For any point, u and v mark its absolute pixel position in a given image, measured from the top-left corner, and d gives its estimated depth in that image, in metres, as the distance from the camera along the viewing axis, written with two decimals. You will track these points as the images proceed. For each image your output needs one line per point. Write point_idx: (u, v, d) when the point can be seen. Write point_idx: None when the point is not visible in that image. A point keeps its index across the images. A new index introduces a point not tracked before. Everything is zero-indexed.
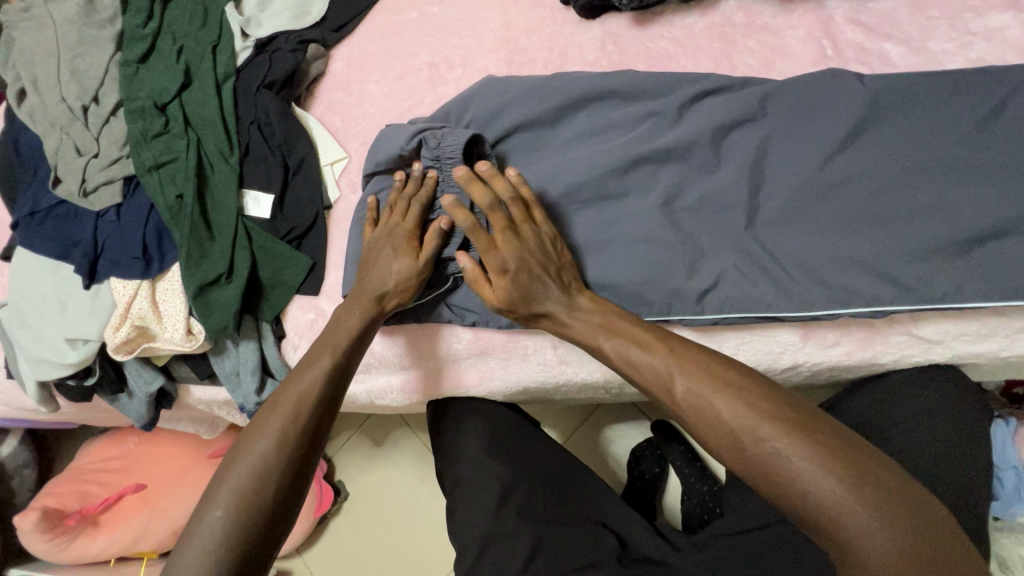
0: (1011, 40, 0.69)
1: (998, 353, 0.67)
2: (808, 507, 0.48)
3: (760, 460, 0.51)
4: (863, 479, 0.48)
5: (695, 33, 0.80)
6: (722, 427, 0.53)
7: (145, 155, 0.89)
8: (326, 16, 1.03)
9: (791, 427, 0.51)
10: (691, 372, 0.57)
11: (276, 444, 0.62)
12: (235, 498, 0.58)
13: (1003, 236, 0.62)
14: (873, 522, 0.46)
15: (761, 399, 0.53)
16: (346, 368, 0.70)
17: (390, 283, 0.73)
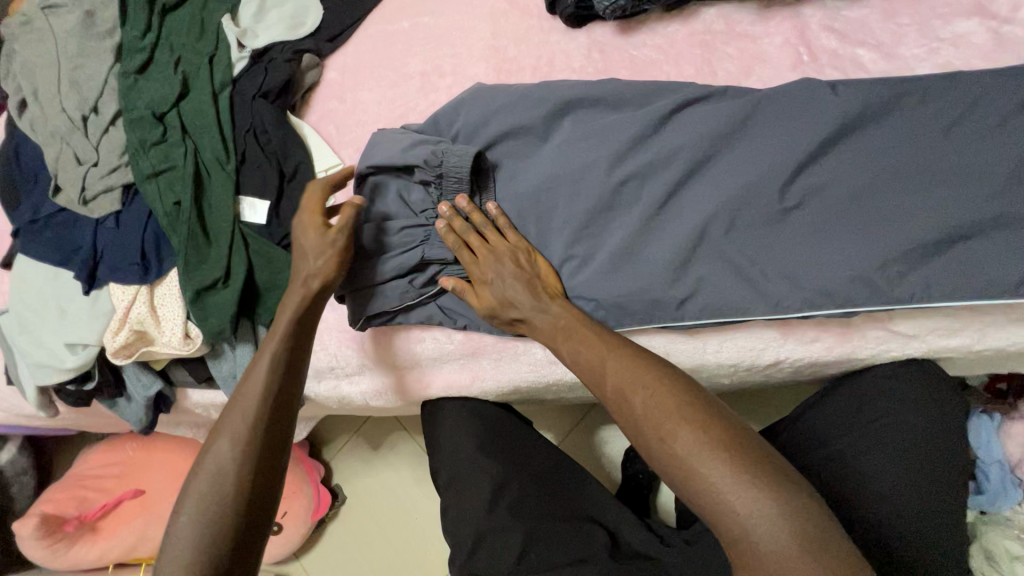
0: (977, 46, 0.72)
1: (969, 348, 0.69)
2: (704, 501, 0.53)
3: (661, 454, 0.56)
4: (747, 477, 0.52)
5: (677, 41, 0.83)
6: (634, 422, 0.59)
7: (143, 163, 0.91)
8: (320, 27, 1.06)
9: (696, 425, 0.55)
10: (618, 370, 0.62)
11: (231, 445, 0.64)
12: (210, 502, 0.61)
13: (970, 235, 0.64)
14: (749, 521, 0.50)
15: (673, 395, 0.58)
16: (294, 356, 0.71)
17: (311, 260, 0.73)
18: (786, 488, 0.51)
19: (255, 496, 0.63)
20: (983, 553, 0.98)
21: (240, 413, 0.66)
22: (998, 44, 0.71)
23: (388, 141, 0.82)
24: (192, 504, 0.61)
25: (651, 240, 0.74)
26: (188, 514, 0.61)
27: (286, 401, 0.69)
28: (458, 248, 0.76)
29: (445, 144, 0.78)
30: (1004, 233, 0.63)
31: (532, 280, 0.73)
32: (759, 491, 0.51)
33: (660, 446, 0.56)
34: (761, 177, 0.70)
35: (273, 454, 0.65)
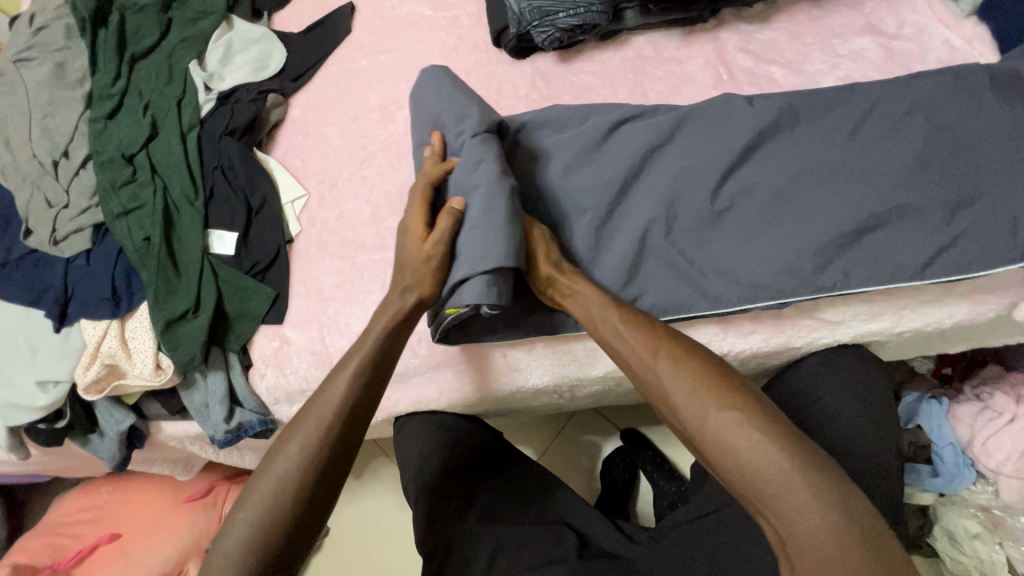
0: (871, 60, 0.80)
1: (892, 330, 0.75)
2: (748, 481, 0.56)
3: (717, 433, 0.58)
4: (809, 464, 0.54)
5: (612, 66, 0.90)
6: (691, 404, 0.60)
7: (113, 203, 0.95)
8: (284, 68, 1.12)
9: (746, 412, 0.58)
10: (672, 356, 0.64)
11: (303, 450, 0.64)
12: (266, 508, 0.62)
13: (880, 227, 0.70)
14: (813, 504, 0.52)
15: (731, 382, 0.60)
16: (371, 385, 0.70)
17: (409, 277, 0.73)
18: (830, 470, 0.54)
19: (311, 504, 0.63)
20: (945, 534, 1.04)
21: (302, 438, 0.65)
22: (888, 57, 0.80)
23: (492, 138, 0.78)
24: (241, 516, 0.62)
25: (597, 248, 0.78)
26: (241, 517, 0.62)
27: (355, 433, 0.68)
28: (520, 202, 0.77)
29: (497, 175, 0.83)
30: (907, 222, 0.70)
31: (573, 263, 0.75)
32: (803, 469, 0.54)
33: (702, 429, 0.59)
34: (691, 185, 0.77)
35: (335, 469, 0.65)
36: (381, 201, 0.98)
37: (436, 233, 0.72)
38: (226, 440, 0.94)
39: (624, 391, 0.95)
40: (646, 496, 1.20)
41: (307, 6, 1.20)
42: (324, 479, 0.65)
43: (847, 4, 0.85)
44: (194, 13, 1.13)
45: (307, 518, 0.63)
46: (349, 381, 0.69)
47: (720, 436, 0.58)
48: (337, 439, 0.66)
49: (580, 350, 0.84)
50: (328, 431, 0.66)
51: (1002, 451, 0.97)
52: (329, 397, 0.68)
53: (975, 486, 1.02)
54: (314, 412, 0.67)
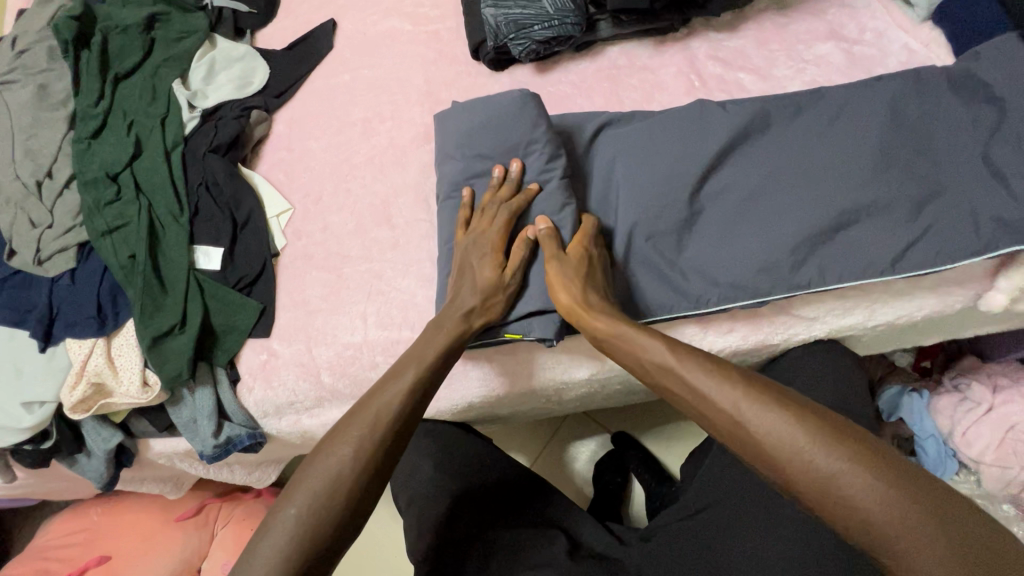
0: (835, 65, 0.84)
1: (865, 324, 0.77)
2: (856, 523, 0.51)
3: (824, 490, 0.52)
4: (934, 512, 0.49)
5: (588, 75, 0.92)
6: (787, 458, 0.54)
7: (97, 222, 0.95)
8: (267, 85, 1.14)
9: (853, 459, 0.52)
10: (755, 402, 0.57)
11: (353, 454, 0.64)
12: (310, 510, 0.61)
13: (852, 224, 0.72)
14: (949, 560, 0.47)
15: (828, 429, 0.54)
16: (421, 403, 0.70)
17: (477, 300, 0.74)
18: (946, 503, 0.50)
19: (354, 511, 0.63)
20: None
21: (357, 442, 0.65)
22: (851, 61, 0.83)
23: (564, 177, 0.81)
24: (286, 524, 0.60)
25: None
26: (286, 516, 0.61)
27: (401, 441, 0.68)
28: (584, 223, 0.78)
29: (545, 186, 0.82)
30: (878, 218, 0.71)
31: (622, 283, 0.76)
32: (920, 508, 0.49)
33: (811, 485, 0.53)
34: (668, 186, 0.77)
35: (379, 476, 0.65)
36: (365, 213, 0.99)
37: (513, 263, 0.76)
38: (215, 454, 0.94)
39: (610, 393, 0.96)
40: (639, 498, 1.21)
41: (290, 24, 1.23)
42: (370, 488, 0.64)
43: (810, 11, 0.89)
44: (177, 33, 1.14)
45: (344, 531, 0.62)
46: (404, 392, 0.69)
47: (820, 475, 0.52)
48: (384, 454, 0.65)
49: (563, 355, 0.85)
50: (381, 438, 0.66)
51: (981, 441, 0.99)
52: (386, 401, 0.68)
53: (958, 476, 1.04)
54: (366, 421, 0.66)
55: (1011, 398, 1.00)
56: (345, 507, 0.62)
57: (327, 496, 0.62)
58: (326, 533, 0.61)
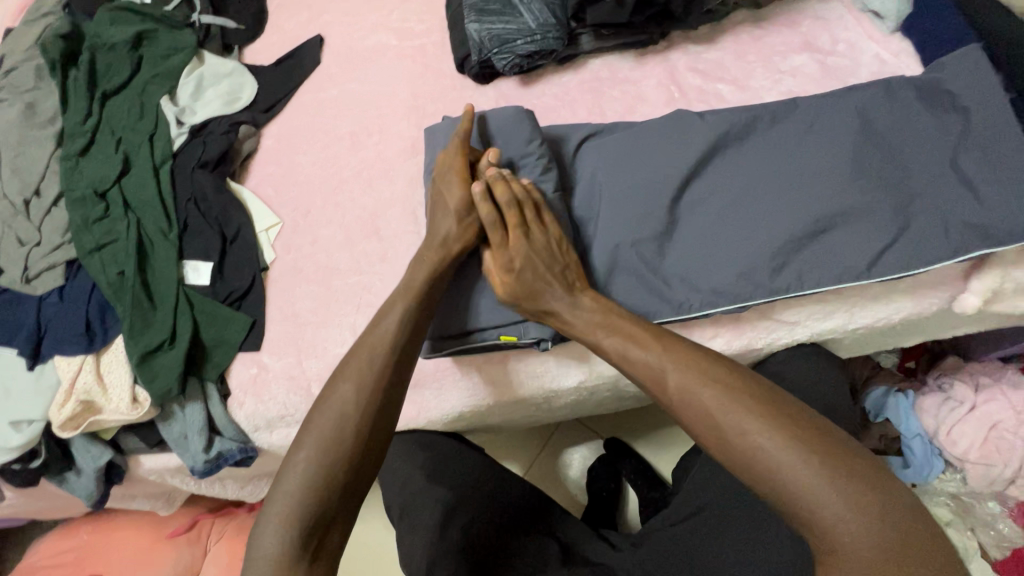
0: (809, 75, 0.86)
1: (846, 327, 0.78)
2: (790, 497, 0.53)
3: (742, 450, 0.56)
4: (841, 471, 0.53)
5: (571, 88, 0.94)
6: (709, 420, 0.59)
7: (85, 239, 0.96)
8: (255, 100, 1.15)
9: (770, 422, 0.56)
10: (684, 371, 0.62)
11: (356, 388, 0.68)
12: (321, 445, 0.64)
13: (828, 230, 0.73)
14: (849, 513, 0.51)
15: (748, 394, 0.59)
16: (416, 332, 0.74)
17: (454, 225, 0.77)
18: (875, 478, 0.53)
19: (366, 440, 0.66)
20: None
21: (357, 377, 0.69)
22: (825, 71, 0.86)
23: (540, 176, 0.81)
24: (298, 466, 0.63)
25: None
26: (299, 457, 0.64)
27: (403, 370, 0.72)
28: (499, 179, 0.76)
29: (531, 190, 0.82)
30: (853, 223, 0.72)
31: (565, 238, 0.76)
32: (851, 483, 0.52)
33: (730, 444, 0.57)
34: (651, 196, 0.78)
35: (386, 403, 0.69)
36: (353, 226, 1.00)
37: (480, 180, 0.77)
38: (207, 469, 0.94)
39: (600, 400, 0.97)
40: (632, 504, 1.22)
41: (277, 40, 1.24)
42: (380, 417, 0.68)
43: (785, 24, 0.91)
44: (165, 50, 1.15)
45: (356, 477, 0.65)
46: (396, 321, 0.73)
47: (760, 450, 0.55)
48: (384, 388, 0.69)
49: (551, 363, 0.86)
50: (382, 370, 0.70)
51: (965, 439, 1.01)
52: (382, 332, 0.72)
53: (944, 474, 1.05)
54: (362, 362, 0.70)
55: (993, 396, 1.02)
56: (355, 442, 0.65)
57: (333, 440, 0.65)
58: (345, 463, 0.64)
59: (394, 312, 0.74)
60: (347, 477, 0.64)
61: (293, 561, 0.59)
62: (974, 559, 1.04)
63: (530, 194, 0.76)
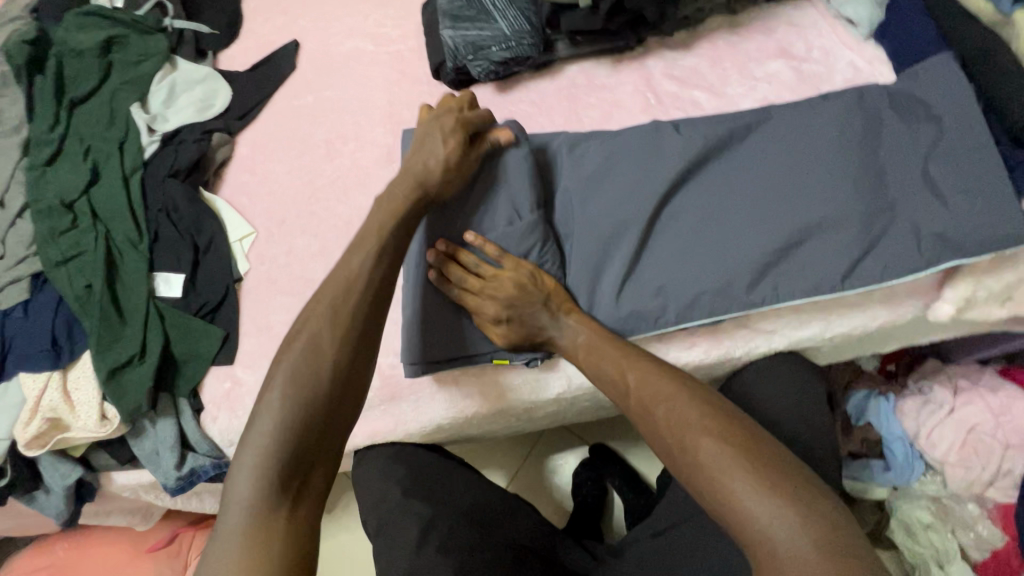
0: (784, 83, 0.86)
1: (823, 336, 0.78)
2: (728, 512, 0.54)
3: (684, 460, 0.58)
4: (774, 482, 0.53)
5: (548, 94, 0.93)
6: (657, 430, 0.62)
7: (52, 251, 0.93)
8: (229, 106, 1.13)
9: (715, 434, 0.58)
10: (643, 383, 0.65)
11: (330, 327, 0.66)
12: (292, 383, 0.62)
13: (804, 241, 0.73)
14: (777, 521, 0.51)
15: (699, 409, 0.61)
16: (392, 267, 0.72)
17: (438, 168, 0.75)
18: (815, 500, 0.52)
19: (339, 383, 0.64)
20: (901, 526, 1.05)
21: (329, 316, 0.66)
22: (800, 79, 0.86)
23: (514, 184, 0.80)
24: (271, 408, 0.61)
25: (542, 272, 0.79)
26: (270, 400, 0.62)
27: (378, 307, 0.70)
28: (446, 257, 0.77)
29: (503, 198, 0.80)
30: (828, 234, 0.72)
31: (536, 271, 0.76)
32: (789, 502, 0.52)
33: (676, 453, 0.59)
34: (627, 207, 0.78)
35: (359, 341, 0.67)
36: (329, 236, 0.98)
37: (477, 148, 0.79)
38: (179, 486, 0.92)
39: (580, 409, 0.96)
40: (617, 511, 1.21)
41: (253, 45, 1.22)
42: (355, 357, 0.66)
43: (760, 31, 0.91)
44: (135, 55, 1.12)
45: (334, 415, 0.64)
46: (372, 254, 0.71)
47: (697, 460, 0.57)
48: (362, 325, 0.67)
49: (529, 375, 0.85)
50: (358, 308, 0.68)
51: (944, 442, 1.01)
52: (354, 268, 0.70)
53: (925, 477, 1.05)
54: (336, 298, 0.68)
55: (970, 400, 1.03)
56: (332, 379, 0.64)
57: (308, 378, 0.63)
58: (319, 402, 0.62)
59: (369, 251, 0.71)
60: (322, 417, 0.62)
61: (272, 502, 0.57)
62: (954, 561, 0.99)
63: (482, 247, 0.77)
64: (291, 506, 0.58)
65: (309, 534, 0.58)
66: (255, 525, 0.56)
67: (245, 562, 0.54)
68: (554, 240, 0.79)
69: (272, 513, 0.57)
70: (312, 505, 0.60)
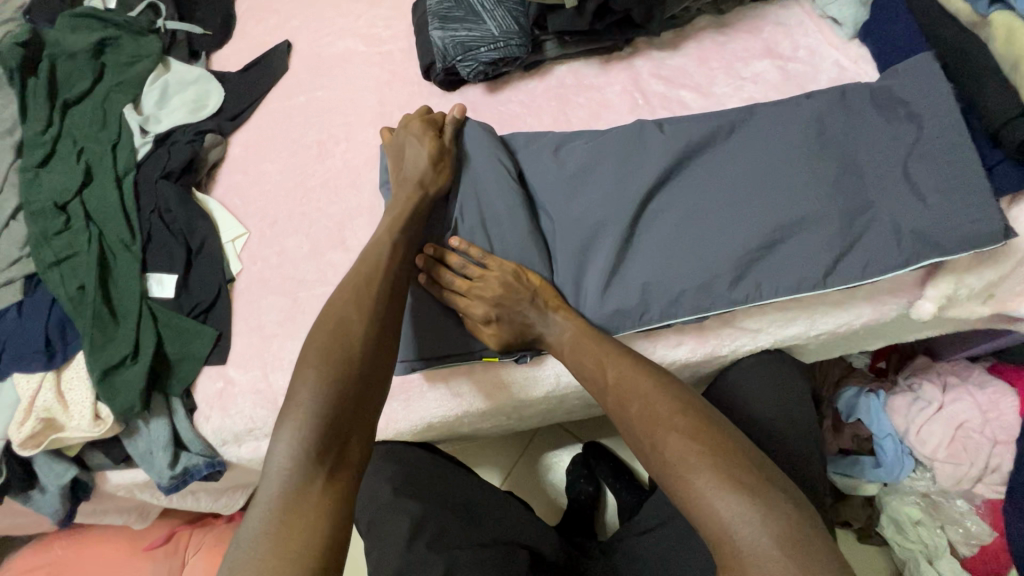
0: (770, 82, 0.87)
1: (807, 333, 0.79)
2: (694, 509, 0.55)
3: (655, 457, 0.59)
4: (739, 481, 0.54)
5: (537, 95, 0.94)
6: (631, 426, 0.63)
7: (45, 252, 0.94)
8: (222, 107, 1.14)
9: (685, 432, 0.59)
10: (620, 379, 0.66)
11: (355, 306, 0.69)
12: (325, 357, 0.64)
13: (786, 239, 0.73)
14: (739, 518, 0.52)
15: (673, 406, 0.61)
16: (408, 258, 0.76)
17: (426, 161, 0.80)
18: (777, 502, 0.53)
19: (365, 357, 0.66)
20: (891, 522, 1.06)
21: (356, 296, 0.70)
22: (786, 78, 0.87)
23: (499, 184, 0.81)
24: (308, 382, 0.63)
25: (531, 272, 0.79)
26: (304, 376, 0.63)
27: (396, 289, 0.73)
28: (434, 261, 0.78)
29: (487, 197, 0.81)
30: (809, 233, 0.73)
31: (521, 269, 0.77)
32: (751, 500, 0.53)
33: (648, 449, 0.60)
34: (612, 206, 0.78)
35: (381, 318, 0.70)
36: (320, 236, 0.99)
37: (448, 132, 0.84)
38: (172, 485, 0.93)
39: (570, 407, 0.97)
40: (610, 506, 1.22)
41: (245, 45, 1.22)
42: (381, 332, 0.69)
43: (747, 31, 0.92)
44: (128, 56, 1.13)
45: (367, 387, 0.65)
46: (389, 243, 0.75)
47: (665, 457, 0.58)
48: (384, 306, 0.71)
49: (519, 374, 0.86)
50: (380, 289, 0.71)
51: (933, 438, 1.01)
52: (374, 254, 0.74)
53: (914, 473, 1.05)
54: (359, 283, 0.71)
55: (959, 396, 1.03)
56: (362, 353, 0.66)
57: (340, 351, 0.65)
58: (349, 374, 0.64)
59: (383, 244, 0.75)
60: (353, 387, 0.64)
61: (311, 469, 0.58)
62: (942, 557, 1.02)
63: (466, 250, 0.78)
64: (330, 473, 0.59)
65: (347, 502, 0.58)
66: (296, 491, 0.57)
67: (295, 522, 0.55)
68: (540, 238, 0.80)
69: (315, 478, 0.58)
70: (349, 475, 0.60)
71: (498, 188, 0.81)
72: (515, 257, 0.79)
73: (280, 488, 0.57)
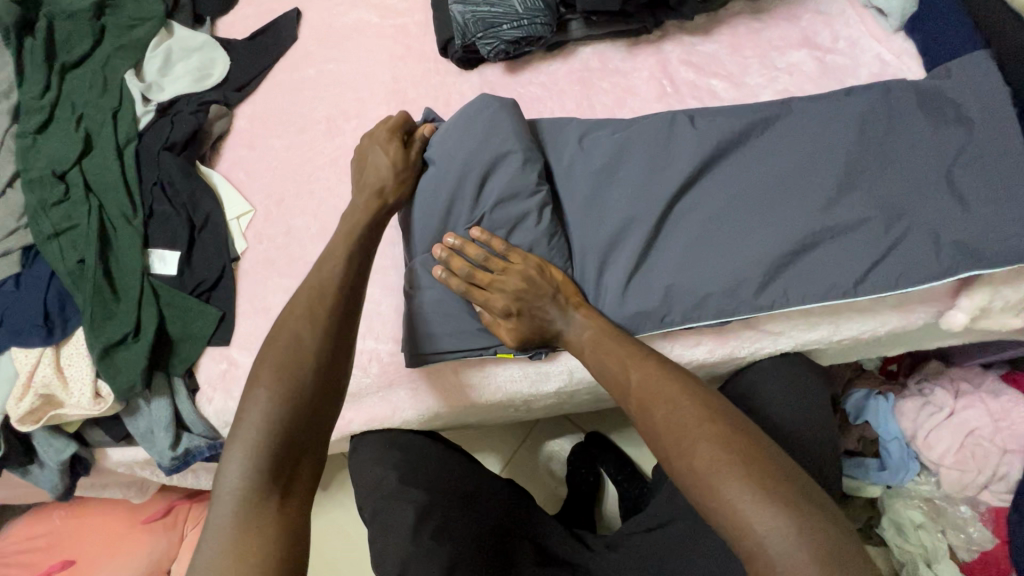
0: (806, 74, 0.83)
1: (831, 339, 0.77)
2: (722, 522, 0.53)
3: (681, 466, 0.57)
4: (769, 492, 0.52)
5: (560, 77, 0.90)
6: (658, 431, 0.60)
7: (44, 223, 0.91)
8: (227, 77, 1.09)
9: (715, 440, 0.56)
10: (646, 380, 0.64)
11: (308, 322, 0.66)
12: (277, 377, 0.62)
13: (818, 244, 0.71)
14: (772, 533, 0.50)
15: (700, 411, 0.59)
16: (361, 272, 0.73)
17: (389, 175, 0.79)
18: (812, 514, 0.51)
19: (318, 376, 0.63)
20: (892, 524, 1.03)
21: (308, 315, 0.66)
22: (823, 71, 0.84)
23: (520, 174, 0.77)
24: (260, 402, 0.60)
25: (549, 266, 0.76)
26: (252, 401, 0.60)
27: (346, 308, 0.69)
28: (453, 251, 0.75)
29: (510, 186, 0.77)
30: (843, 239, 0.70)
31: (543, 263, 0.74)
32: (783, 514, 0.51)
33: (675, 457, 0.58)
34: (638, 202, 0.75)
35: (330, 339, 0.66)
36: (329, 216, 0.96)
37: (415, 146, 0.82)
38: (174, 466, 0.92)
39: (578, 401, 0.95)
40: (610, 497, 1.21)
41: (251, 12, 1.17)
42: (336, 351, 0.66)
43: (784, 18, 0.88)
44: (131, 19, 1.08)
45: (322, 403, 0.63)
46: (342, 261, 0.72)
47: (693, 465, 0.56)
48: (337, 323, 0.67)
49: (531, 368, 0.84)
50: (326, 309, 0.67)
51: (943, 444, 1.00)
52: (326, 270, 0.71)
53: (919, 478, 1.05)
54: (313, 303, 0.68)
55: (972, 403, 1.02)
56: (317, 369, 0.64)
57: (292, 375, 0.62)
58: (299, 395, 0.61)
59: (337, 257, 0.72)
60: (307, 411, 0.61)
61: (263, 496, 0.56)
62: (941, 561, 0.99)
63: (489, 241, 0.75)
64: (282, 498, 0.57)
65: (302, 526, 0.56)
66: (249, 515, 0.55)
67: (247, 544, 0.53)
68: (562, 232, 0.77)
69: (265, 504, 0.56)
70: (304, 493, 0.59)
71: (519, 178, 0.77)
72: (533, 249, 0.76)
73: (232, 511, 0.55)
